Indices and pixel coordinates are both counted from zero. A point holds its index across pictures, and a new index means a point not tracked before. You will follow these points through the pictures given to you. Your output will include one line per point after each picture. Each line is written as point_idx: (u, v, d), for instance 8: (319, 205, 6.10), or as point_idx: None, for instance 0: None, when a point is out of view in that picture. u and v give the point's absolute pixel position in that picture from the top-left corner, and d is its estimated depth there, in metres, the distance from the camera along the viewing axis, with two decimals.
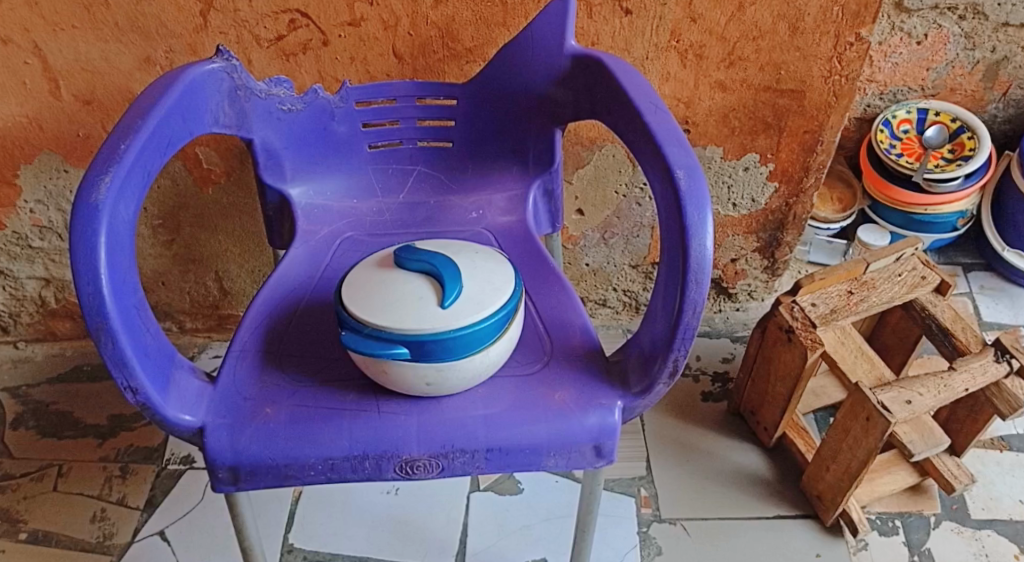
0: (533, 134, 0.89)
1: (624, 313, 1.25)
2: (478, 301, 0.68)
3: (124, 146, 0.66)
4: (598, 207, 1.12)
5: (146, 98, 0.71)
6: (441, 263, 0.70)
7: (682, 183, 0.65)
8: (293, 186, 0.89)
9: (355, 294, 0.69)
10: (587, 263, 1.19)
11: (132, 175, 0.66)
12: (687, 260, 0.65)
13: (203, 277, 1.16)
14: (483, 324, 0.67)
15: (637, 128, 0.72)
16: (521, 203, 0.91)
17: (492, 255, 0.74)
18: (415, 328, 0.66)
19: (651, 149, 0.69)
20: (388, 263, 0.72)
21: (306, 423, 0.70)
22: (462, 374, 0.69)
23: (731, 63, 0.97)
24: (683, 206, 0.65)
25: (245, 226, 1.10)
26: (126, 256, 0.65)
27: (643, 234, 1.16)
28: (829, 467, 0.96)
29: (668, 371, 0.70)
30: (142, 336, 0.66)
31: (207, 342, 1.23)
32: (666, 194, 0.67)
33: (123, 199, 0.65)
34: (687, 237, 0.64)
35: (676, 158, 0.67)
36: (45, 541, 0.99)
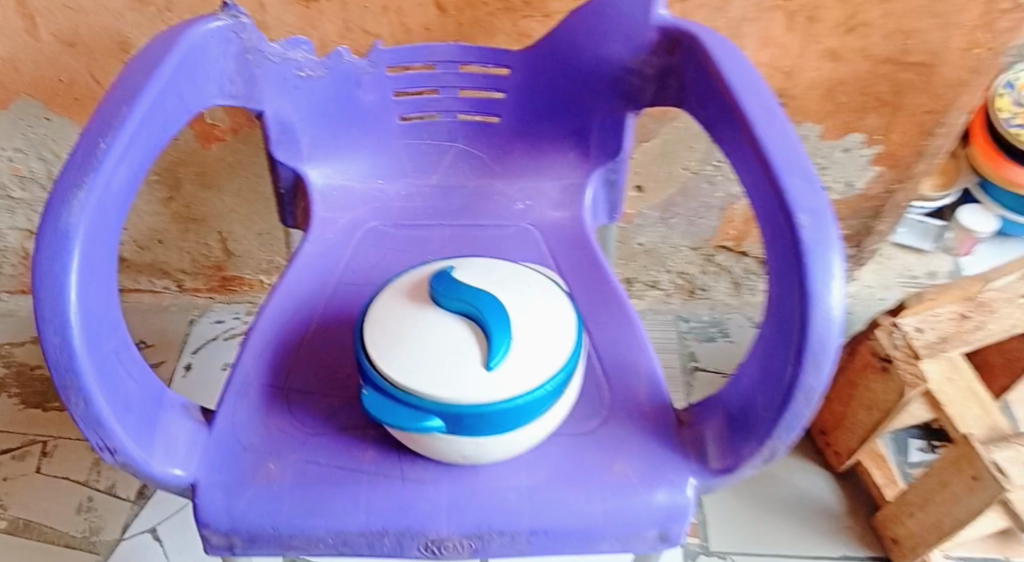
0: (600, 116, 0.72)
1: (675, 295, 1.11)
2: (532, 362, 0.55)
3: (103, 148, 0.52)
4: (660, 185, 0.94)
5: (130, 75, 0.57)
6: (487, 304, 0.56)
7: (806, 233, 0.51)
8: (311, 161, 0.73)
9: (381, 337, 0.56)
10: (640, 243, 1.03)
11: (112, 185, 0.53)
12: (803, 336, 0.51)
13: (205, 237, 1.01)
14: (536, 394, 0.54)
15: (747, 145, 0.57)
16: (577, 196, 0.75)
17: (547, 291, 0.60)
18: (452, 398, 0.53)
19: (767, 177, 0.54)
20: (421, 293, 0.59)
21: (315, 487, 0.58)
22: (506, 448, 0.56)
23: (849, 29, 0.78)
24: (805, 263, 0.51)
25: (252, 186, 0.94)
26: (102, 288, 0.53)
27: (710, 215, 0.99)
28: (913, 513, 0.85)
29: (762, 456, 0.56)
30: (122, 386, 0.53)
31: (209, 305, 1.09)
32: (781, 241, 0.53)
33: (102, 219, 0.52)
34: (806, 306, 0.51)
35: (799, 198, 0.52)
36: (24, 533, 0.90)
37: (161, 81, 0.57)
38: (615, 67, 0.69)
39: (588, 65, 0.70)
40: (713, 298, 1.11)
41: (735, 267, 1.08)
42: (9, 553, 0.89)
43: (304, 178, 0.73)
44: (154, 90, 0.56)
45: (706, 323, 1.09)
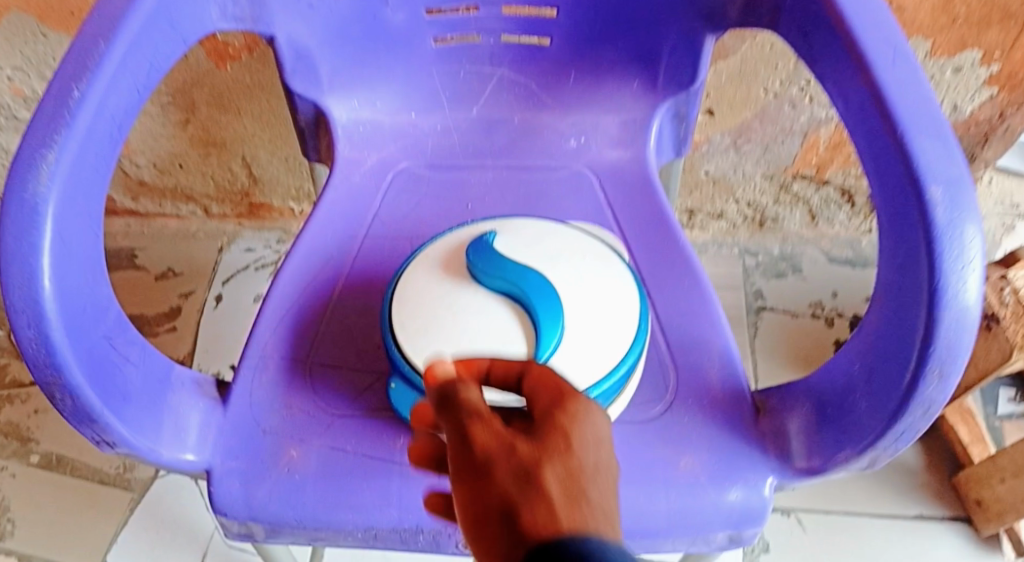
0: (671, 38, 0.61)
1: (743, 227, 1.00)
2: (588, 355, 0.45)
3: (76, 96, 0.42)
4: (735, 108, 0.85)
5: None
6: (534, 284, 0.47)
7: (938, 213, 0.41)
8: (335, 93, 0.63)
9: (409, 319, 0.47)
10: (707, 171, 0.93)
11: (89, 142, 0.42)
12: (928, 338, 0.41)
13: (228, 162, 0.92)
14: (593, 392, 0.45)
15: (859, 89, 0.46)
16: (640, 132, 0.64)
17: (611, 264, 0.49)
18: (494, 398, 0.44)
19: (883, 135, 0.45)
20: (456, 263, 0.49)
21: (340, 478, 0.47)
22: None
23: None
24: (935, 249, 0.41)
25: (275, 110, 0.84)
26: (83, 268, 0.42)
27: (790, 141, 0.89)
28: (1004, 479, 0.82)
29: (861, 462, 0.47)
30: (119, 373, 0.43)
31: (237, 231, 1.01)
32: (903, 219, 0.43)
33: (81, 185, 0.42)
34: (932, 303, 0.41)
35: (931, 166, 0.43)
36: (58, 468, 0.89)
37: (146, 4, 0.46)
38: None
39: None
40: (786, 230, 1.00)
41: (813, 197, 0.96)
42: (44, 489, 0.88)
43: (326, 113, 0.63)
44: (136, 18, 0.45)
45: (775, 257, 1.00)
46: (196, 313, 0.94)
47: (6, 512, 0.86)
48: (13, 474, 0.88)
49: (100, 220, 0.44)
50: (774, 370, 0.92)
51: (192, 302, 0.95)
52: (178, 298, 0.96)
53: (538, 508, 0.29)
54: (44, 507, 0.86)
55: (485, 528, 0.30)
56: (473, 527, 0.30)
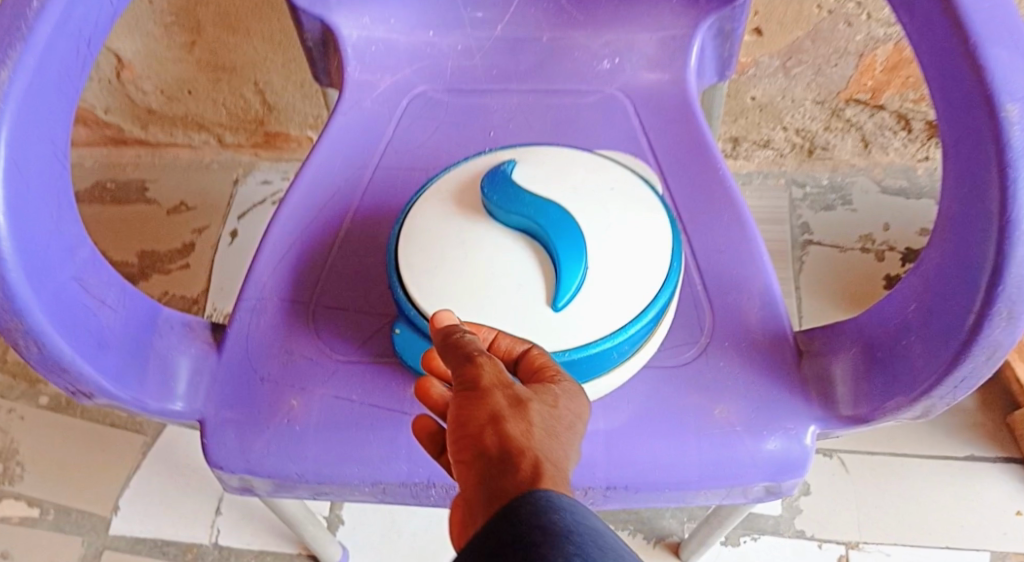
0: None
1: (790, 156, 0.94)
2: (613, 297, 0.40)
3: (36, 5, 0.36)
4: (786, 26, 0.79)
5: None
6: (555, 218, 0.41)
7: (1015, 130, 0.33)
8: (344, 9, 0.58)
9: (415, 260, 0.42)
10: (754, 97, 0.87)
11: (51, 60, 0.37)
12: (998, 274, 0.34)
13: (239, 88, 0.87)
14: (615, 341, 0.39)
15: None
16: (680, 51, 0.58)
17: (638, 196, 0.44)
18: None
19: (953, 48, 0.36)
20: (468, 197, 0.44)
21: (342, 428, 0.44)
22: None
23: None
24: (1010, 175, 0.33)
25: (284, 30, 0.79)
26: (48, 205, 0.37)
27: (844, 63, 0.82)
28: None
29: (913, 412, 0.40)
30: (92, 318, 0.39)
31: (254, 162, 0.97)
32: (970, 138, 0.35)
33: (44, 108, 0.37)
34: (1004, 238, 0.33)
35: (1010, 76, 0.34)
36: (67, 410, 0.88)
37: None
38: None
39: None
40: (837, 159, 0.94)
41: (867, 123, 0.89)
42: (53, 429, 0.87)
43: (335, 30, 0.58)
44: None
45: (824, 188, 0.94)
46: (209, 249, 0.90)
47: (14, 455, 0.86)
48: (22, 414, 0.88)
49: (67, 151, 0.39)
50: (820, 309, 0.86)
51: (206, 238, 0.91)
52: (191, 233, 0.92)
53: (523, 435, 0.28)
54: (50, 450, 0.86)
55: (465, 443, 0.28)
56: (453, 445, 0.29)
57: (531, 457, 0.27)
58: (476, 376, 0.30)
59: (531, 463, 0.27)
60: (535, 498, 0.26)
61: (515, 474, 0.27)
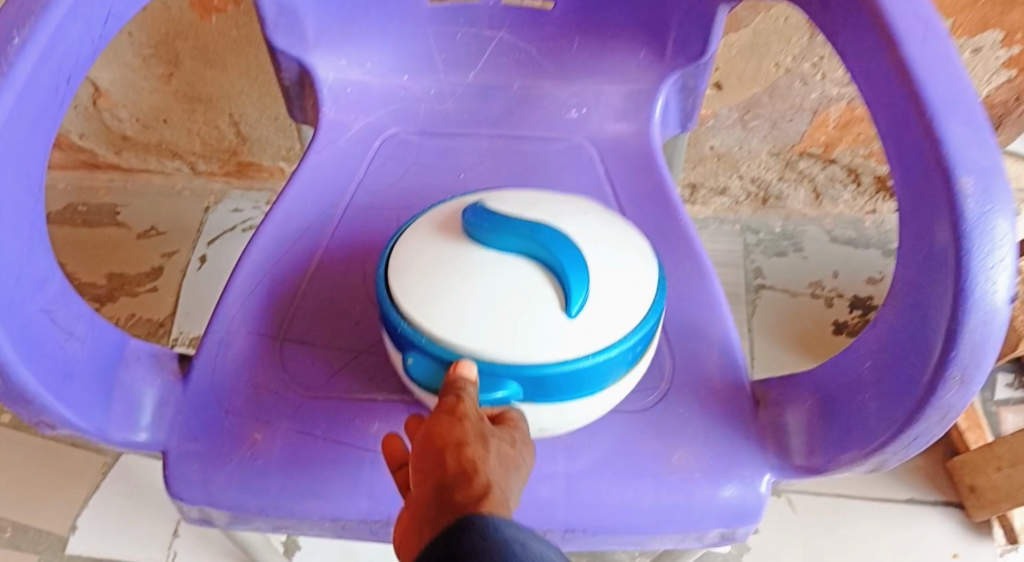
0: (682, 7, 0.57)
1: (745, 204, 0.99)
2: (623, 299, 0.39)
3: (17, 44, 0.37)
4: (744, 84, 0.83)
5: None
6: (546, 233, 0.40)
7: (971, 204, 0.36)
8: (321, 50, 0.60)
9: (412, 284, 0.40)
10: (712, 147, 0.91)
11: (29, 99, 0.38)
12: (953, 341, 0.36)
13: (214, 119, 0.88)
14: (631, 340, 0.39)
15: (883, 61, 0.41)
16: (646, 105, 0.61)
17: (612, 217, 0.44)
18: (524, 356, 0.38)
19: (911, 116, 0.39)
20: (450, 222, 0.43)
21: (307, 466, 0.45)
22: (590, 412, 0.41)
23: None
24: (964, 248, 0.36)
25: (261, 64, 0.80)
26: (20, 236, 0.38)
27: (798, 118, 0.87)
28: (1000, 466, 0.80)
29: (867, 465, 0.42)
30: (59, 349, 0.40)
31: (225, 190, 0.98)
32: (929, 211, 0.38)
33: (23, 143, 0.38)
34: (959, 305, 0.36)
35: (962, 152, 0.37)
36: (22, 430, 0.87)
37: None
38: None
39: None
40: (788, 208, 0.99)
41: (819, 175, 0.94)
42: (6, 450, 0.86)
43: (311, 71, 0.60)
44: None
45: (777, 235, 0.98)
46: (177, 274, 0.91)
47: None
48: None
49: (41, 185, 0.40)
50: (773, 354, 0.89)
51: (174, 263, 0.92)
52: (160, 257, 0.92)
53: (481, 459, 0.34)
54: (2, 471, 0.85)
55: (431, 453, 0.34)
56: (419, 457, 0.35)
57: (483, 478, 0.33)
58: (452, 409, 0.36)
59: (482, 480, 0.33)
60: (477, 512, 0.31)
61: (466, 485, 0.32)
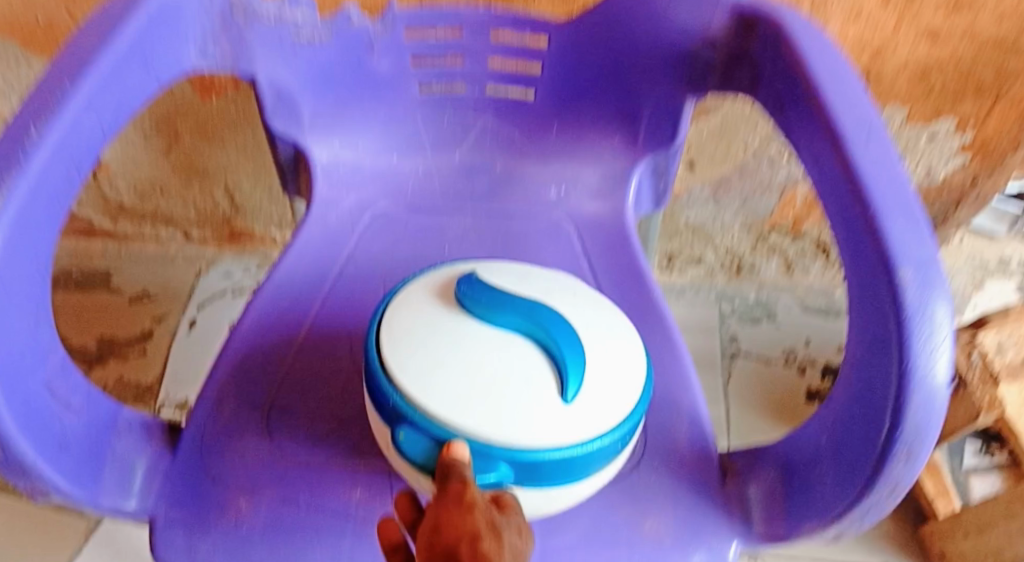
0: (653, 99, 0.61)
1: (721, 274, 1.02)
2: (613, 390, 0.42)
3: (33, 138, 0.41)
4: (716, 164, 0.88)
5: (83, 39, 0.46)
6: (548, 317, 0.43)
7: (909, 292, 0.39)
8: (316, 133, 0.63)
9: (410, 359, 0.42)
10: (687, 220, 0.96)
11: (41, 188, 0.41)
12: (898, 419, 0.38)
13: (210, 189, 0.92)
14: (621, 431, 0.41)
15: (832, 160, 0.44)
16: (621, 186, 0.65)
17: (603, 305, 0.47)
18: (520, 440, 0.39)
19: (856, 212, 0.42)
20: (450, 302, 0.45)
21: (290, 533, 0.47)
22: (573, 498, 0.42)
23: (956, 8, 0.62)
24: (905, 331, 0.39)
25: (257, 140, 0.84)
26: (26, 315, 0.40)
27: (768, 195, 0.91)
28: (967, 534, 0.82)
29: (826, 535, 0.44)
30: (57, 421, 0.42)
31: (217, 256, 1.00)
32: (872, 299, 0.41)
33: (34, 228, 0.41)
34: (903, 383, 0.38)
35: (902, 245, 0.40)
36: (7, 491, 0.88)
37: (117, 46, 0.46)
38: (676, 44, 0.58)
39: (647, 41, 0.58)
40: (762, 278, 1.02)
41: (789, 248, 0.98)
42: None
43: (305, 153, 0.63)
44: (105, 61, 0.45)
45: (751, 304, 1.02)
46: (168, 338, 0.93)
47: None
48: None
49: (48, 266, 0.43)
50: (748, 421, 0.92)
51: (164, 327, 0.94)
52: (151, 321, 0.94)
53: (496, 552, 0.34)
54: None
55: (446, 544, 0.34)
56: (433, 549, 0.35)
57: None
58: (463, 497, 0.36)
59: None
60: None
61: None
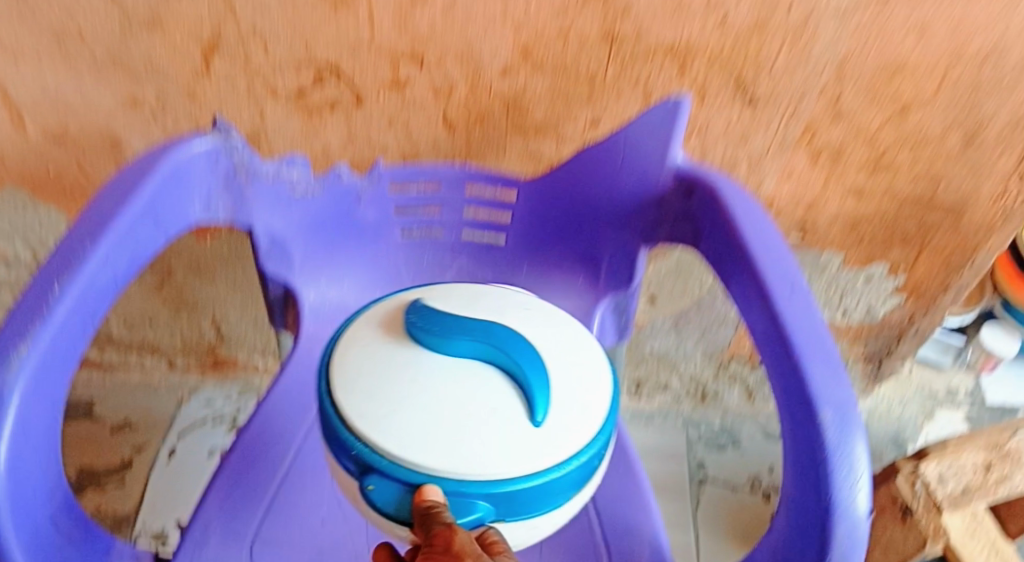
0: (609, 249, 0.67)
1: (687, 399, 1.07)
2: (579, 409, 0.45)
3: (56, 293, 0.46)
4: (675, 298, 0.94)
5: (104, 201, 0.52)
6: (506, 341, 0.46)
7: (829, 432, 0.44)
8: (304, 275, 0.65)
9: (371, 406, 0.44)
10: (651, 349, 1.01)
11: (60, 337, 0.46)
12: (825, 549, 0.42)
13: (198, 321, 0.96)
14: (594, 448, 0.45)
15: (762, 311, 0.50)
16: (586, 320, 0.69)
17: (550, 318, 0.51)
18: (493, 474, 0.42)
19: (783, 358, 0.48)
20: (407, 345, 0.48)
21: None
22: (553, 524, 0.46)
23: (875, 171, 0.70)
24: (828, 467, 0.44)
25: (247, 277, 0.90)
26: (39, 453, 0.44)
27: (726, 327, 0.98)
28: None
29: None
30: (59, 552, 0.45)
31: (200, 384, 1.04)
32: (796, 436, 0.46)
33: (52, 373, 0.46)
34: (828, 515, 0.43)
35: (822, 388, 0.46)
36: None
37: (134, 207, 0.52)
38: (629, 201, 0.64)
39: (604, 196, 0.65)
40: (726, 404, 1.08)
41: (749, 377, 1.05)
42: None
43: (294, 294, 0.65)
44: (124, 221, 0.51)
45: (716, 430, 1.05)
46: (146, 467, 0.95)
47: None
48: None
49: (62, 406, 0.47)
50: (717, 546, 0.94)
51: (144, 456, 0.96)
52: (131, 450, 0.96)
53: None
54: None
55: None
56: None
57: None
58: (451, 545, 0.39)
59: None
60: None
61: None
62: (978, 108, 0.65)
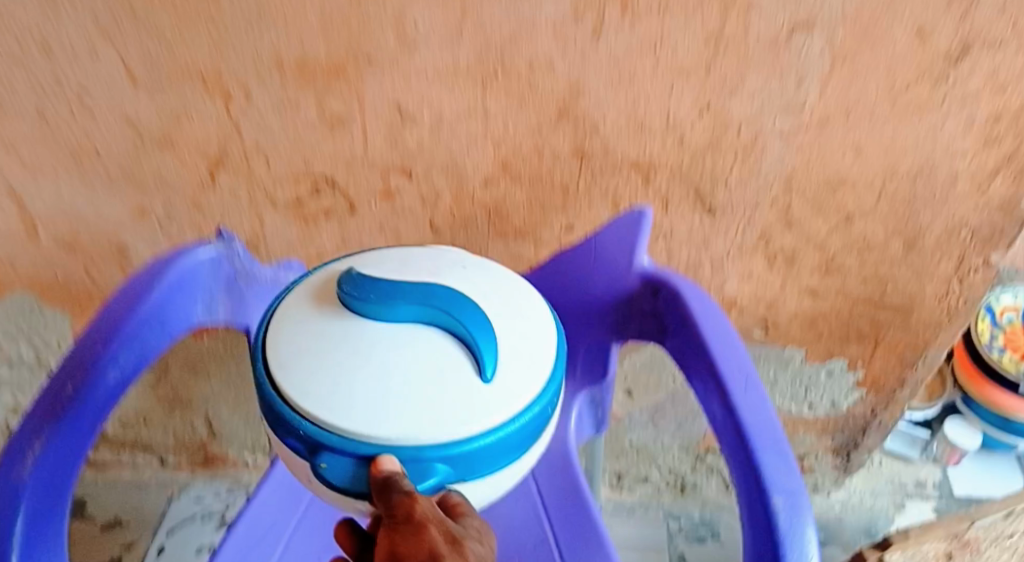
0: (583, 346, 0.71)
1: (667, 491, 1.09)
2: (523, 364, 0.49)
3: (69, 392, 0.52)
4: (651, 392, 0.98)
5: (116, 307, 0.57)
6: (448, 305, 0.49)
7: (780, 517, 0.48)
8: None
9: (320, 385, 0.47)
10: (631, 441, 1.04)
11: (74, 433, 0.52)
12: None
13: (190, 417, 0.99)
14: (545, 398, 0.49)
15: (720, 404, 0.54)
16: (563, 414, 0.73)
17: (488, 284, 0.54)
18: (449, 437, 0.45)
19: (740, 449, 0.52)
20: (348, 318, 0.50)
21: None
22: (509, 477, 0.50)
23: (827, 272, 0.77)
24: (781, 550, 0.47)
25: (241, 373, 0.93)
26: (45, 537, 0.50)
27: (699, 420, 1.01)
28: None
29: None
30: None
31: (190, 480, 1.05)
32: (750, 522, 0.49)
33: (65, 466, 0.52)
34: None
35: (774, 476, 0.50)
36: None
37: (142, 314, 0.56)
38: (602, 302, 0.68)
39: (578, 294, 0.69)
40: (704, 495, 1.09)
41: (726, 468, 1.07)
42: None
43: None
44: (133, 327, 0.56)
45: (696, 522, 1.07)
46: None
47: None
48: None
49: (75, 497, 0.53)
50: None
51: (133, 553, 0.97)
52: (120, 547, 0.98)
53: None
54: None
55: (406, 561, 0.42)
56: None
57: None
58: (413, 514, 0.42)
59: None
60: None
61: None
62: (915, 217, 0.71)
